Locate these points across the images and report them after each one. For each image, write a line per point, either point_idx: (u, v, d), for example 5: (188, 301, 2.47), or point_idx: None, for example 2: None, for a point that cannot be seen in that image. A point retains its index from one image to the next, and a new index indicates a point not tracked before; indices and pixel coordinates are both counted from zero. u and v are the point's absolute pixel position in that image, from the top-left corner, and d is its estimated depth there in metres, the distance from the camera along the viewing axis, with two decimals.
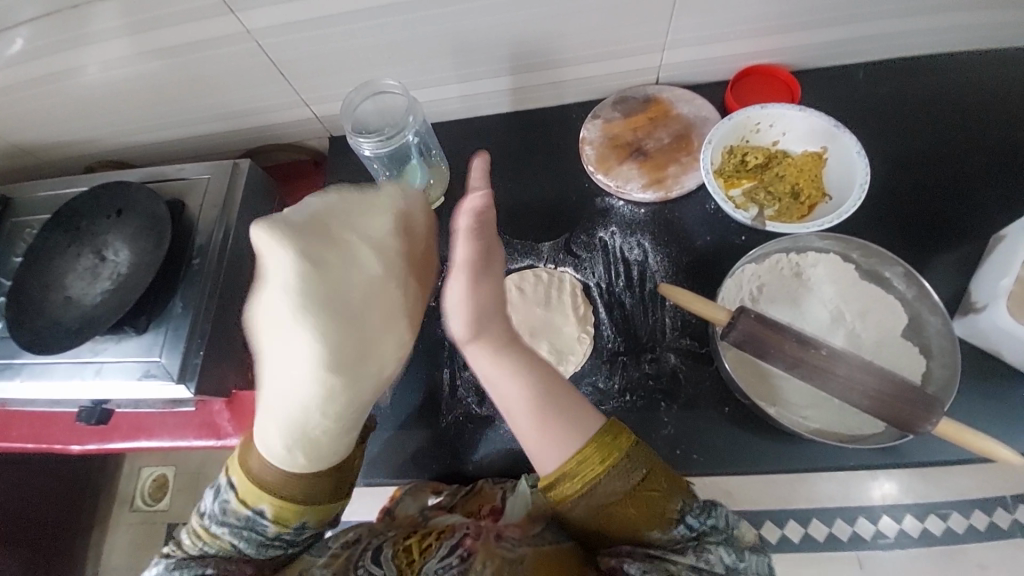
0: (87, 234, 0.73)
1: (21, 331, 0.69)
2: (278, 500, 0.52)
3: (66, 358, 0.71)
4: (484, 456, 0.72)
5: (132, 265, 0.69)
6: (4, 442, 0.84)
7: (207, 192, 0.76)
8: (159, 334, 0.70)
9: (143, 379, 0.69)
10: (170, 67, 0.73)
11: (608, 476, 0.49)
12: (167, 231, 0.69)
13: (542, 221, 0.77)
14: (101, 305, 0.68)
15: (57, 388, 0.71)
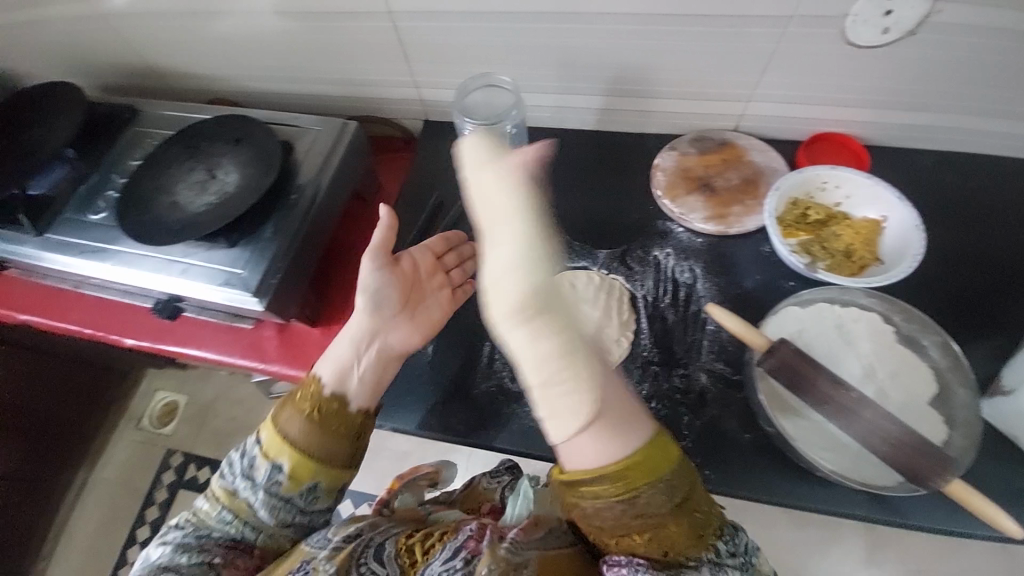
0: (204, 153, 0.82)
1: (128, 221, 0.77)
2: (297, 455, 0.62)
3: (159, 253, 0.78)
4: (504, 447, 0.69)
5: (240, 186, 0.77)
6: (66, 324, 0.91)
7: (315, 141, 0.84)
8: (245, 250, 0.76)
9: (223, 286, 0.75)
10: (311, 29, 0.83)
11: (652, 487, 0.47)
12: (277, 163, 0.77)
13: (603, 230, 0.82)
14: (204, 213, 0.75)
15: (142, 277, 0.77)
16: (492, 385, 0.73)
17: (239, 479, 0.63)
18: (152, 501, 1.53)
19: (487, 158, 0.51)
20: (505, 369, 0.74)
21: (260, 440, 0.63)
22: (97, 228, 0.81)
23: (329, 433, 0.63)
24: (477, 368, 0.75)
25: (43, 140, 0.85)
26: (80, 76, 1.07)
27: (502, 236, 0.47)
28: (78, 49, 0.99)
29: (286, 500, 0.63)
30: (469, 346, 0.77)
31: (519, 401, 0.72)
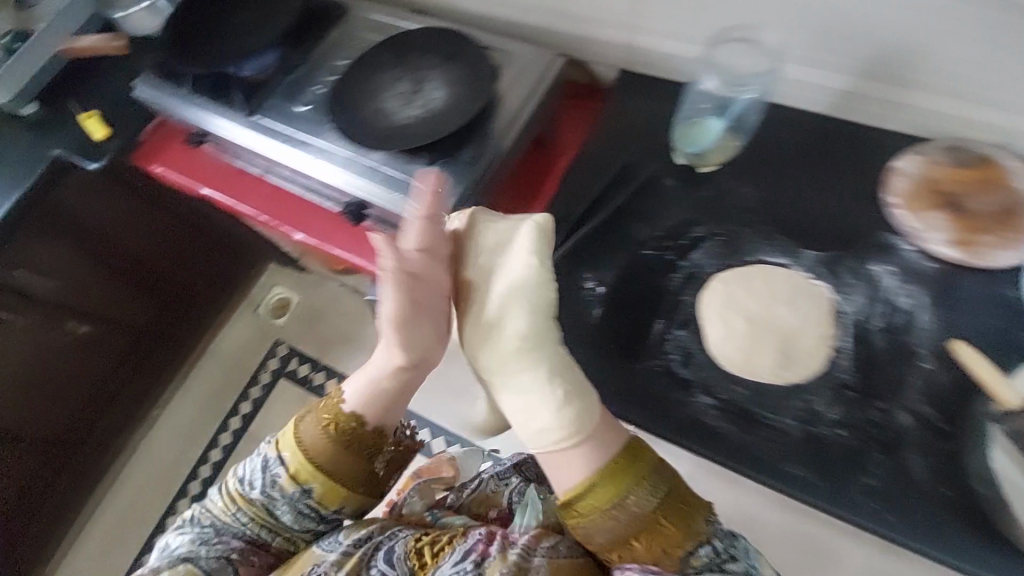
0: (414, 63, 0.81)
1: (340, 117, 0.78)
2: (323, 482, 0.61)
3: (359, 155, 0.77)
4: (668, 436, 0.63)
5: (449, 103, 0.75)
6: (244, 204, 0.94)
7: (523, 72, 0.80)
8: (443, 168, 0.74)
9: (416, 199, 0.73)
10: None
11: (640, 489, 0.50)
12: (490, 88, 0.75)
13: (812, 229, 0.72)
14: (411, 124, 0.75)
15: (337, 175, 0.78)
16: (660, 365, 0.67)
17: (255, 491, 0.62)
18: (258, 381, 1.70)
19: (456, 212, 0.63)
20: (676, 354, 0.67)
21: (286, 464, 0.61)
22: (303, 117, 0.83)
23: (334, 438, 0.60)
24: (644, 345, 0.69)
25: (263, 23, 0.90)
26: None
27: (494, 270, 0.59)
28: None
29: (308, 510, 0.62)
30: (640, 318, 0.70)
31: (687, 389, 0.65)
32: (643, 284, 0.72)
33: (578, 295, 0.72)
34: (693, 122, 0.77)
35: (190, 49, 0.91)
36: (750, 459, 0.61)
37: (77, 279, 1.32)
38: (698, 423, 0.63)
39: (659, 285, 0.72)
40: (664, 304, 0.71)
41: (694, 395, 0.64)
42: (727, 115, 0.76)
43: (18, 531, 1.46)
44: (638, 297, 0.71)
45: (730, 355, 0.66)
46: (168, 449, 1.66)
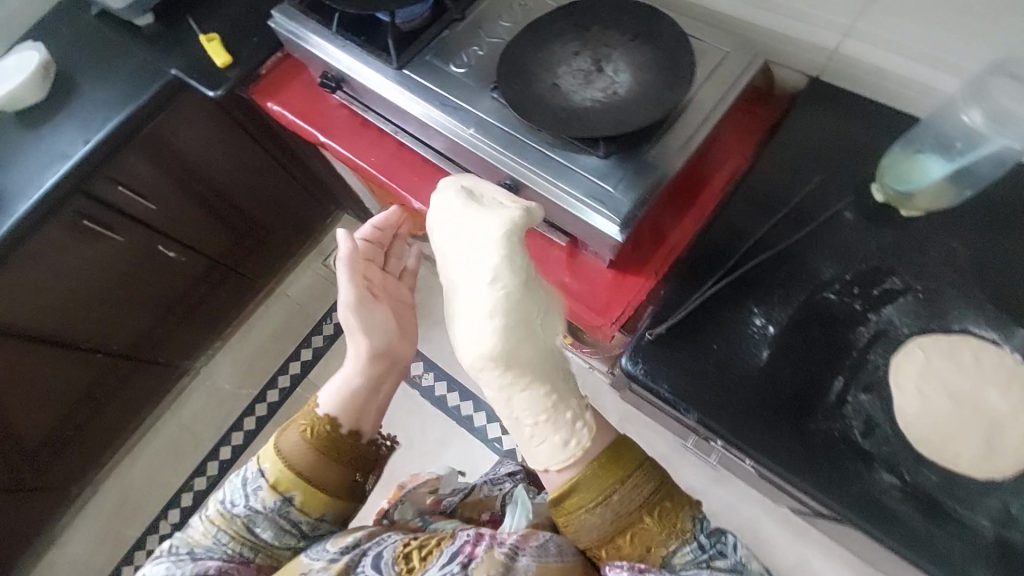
0: (595, 39, 0.71)
1: (507, 89, 0.69)
2: (303, 488, 0.65)
3: (524, 136, 0.69)
4: (840, 508, 0.58)
5: (639, 91, 0.66)
6: (365, 163, 0.92)
7: (722, 65, 0.69)
8: (619, 168, 0.64)
9: (585, 199, 0.64)
10: None
11: (620, 485, 0.51)
12: (688, 80, 0.65)
13: None
14: (591, 111, 0.66)
15: (497, 155, 0.70)
16: (837, 430, 0.60)
17: (240, 507, 0.65)
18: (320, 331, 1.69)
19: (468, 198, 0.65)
20: (856, 420, 0.61)
21: (268, 473, 0.65)
22: (457, 82, 0.76)
23: (329, 457, 0.66)
24: (820, 402, 0.61)
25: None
26: None
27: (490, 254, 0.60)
28: None
29: (294, 523, 0.65)
30: (815, 371, 0.62)
31: (868, 463, 0.59)
32: (823, 331, 0.64)
33: (752, 332, 0.65)
34: (904, 156, 0.68)
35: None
36: (931, 553, 0.56)
37: (170, 206, 1.30)
38: (873, 500, 0.58)
39: (844, 337, 0.63)
40: (850, 359, 0.62)
41: (875, 471, 0.59)
42: (960, 157, 0.65)
43: (83, 435, 1.51)
44: (819, 344, 0.63)
45: (919, 431, 0.60)
46: (226, 381, 1.68)
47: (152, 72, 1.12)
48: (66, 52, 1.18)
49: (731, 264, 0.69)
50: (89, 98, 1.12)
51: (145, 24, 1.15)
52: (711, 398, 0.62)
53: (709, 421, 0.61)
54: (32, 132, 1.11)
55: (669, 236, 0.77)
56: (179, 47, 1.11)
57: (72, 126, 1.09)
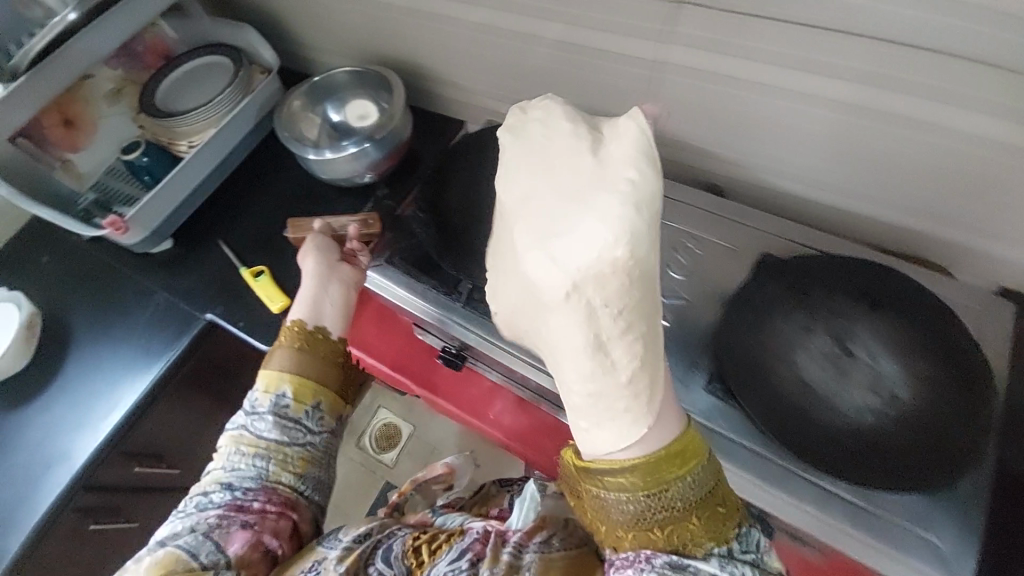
0: (827, 308, 0.56)
1: (752, 404, 0.54)
2: (296, 378, 0.63)
3: (782, 460, 0.54)
4: None
5: (927, 392, 0.51)
6: (484, 428, 0.81)
7: (986, 329, 0.61)
8: (938, 507, 0.51)
9: (908, 560, 0.49)
10: (983, 160, 0.59)
11: (681, 480, 0.42)
12: (986, 374, 0.52)
13: None
14: (875, 429, 0.51)
15: (748, 485, 0.54)
16: None
17: (250, 422, 0.61)
18: None
19: (573, 120, 0.47)
20: None
21: (260, 383, 0.63)
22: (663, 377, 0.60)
23: (322, 358, 0.65)
24: None
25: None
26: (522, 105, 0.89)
27: (598, 206, 0.43)
28: (564, 80, 0.80)
29: (296, 420, 0.62)
30: None
31: None
32: None
33: None
34: None
35: (474, 247, 0.71)
36: None
37: (196, 462, 1.04)
38: None
39: None
40: None
41: None
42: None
43: None
44: None
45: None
46: None
47: (169, 318, 0.88)
48: (48, 292, 0.92)
49: None
50: (86, 363, 0.86)
51: (161, 251, 0.92)
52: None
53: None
54: (10, 421, 0.83)
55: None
56: (209, 280, 0.90)
57: (70, 411, 0.83)
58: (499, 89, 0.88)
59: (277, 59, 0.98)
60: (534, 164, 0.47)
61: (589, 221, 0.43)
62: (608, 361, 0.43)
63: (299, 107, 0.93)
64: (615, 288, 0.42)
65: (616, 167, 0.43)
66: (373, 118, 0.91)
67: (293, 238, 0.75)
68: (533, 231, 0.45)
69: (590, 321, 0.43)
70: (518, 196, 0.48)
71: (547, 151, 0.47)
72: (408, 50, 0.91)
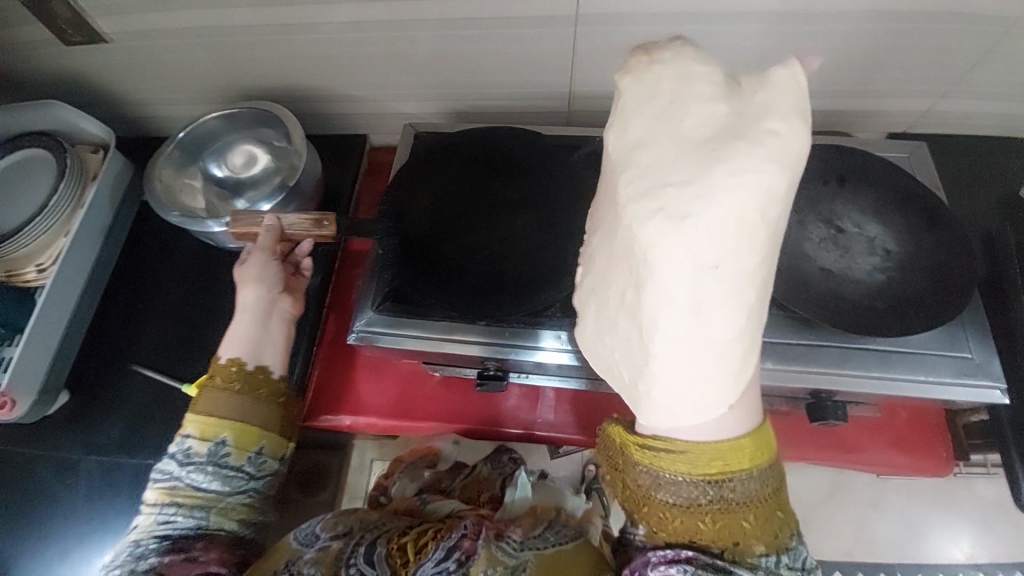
0: (808, 199, 0.63)
1: (797, 304, 0.58)
2: (237, 426, 0.56)
3: (834, 341, 0.59)
4: None
5: (909, 238, 0.60)
6: (527, 434, 0.75)
7: (918, 167, 0.69)
8: (955, 327, 0.59)
9: (955, 378, 0.57)
10: (863, 33, 0.66)
11: (744, 475, 0.44)
12: (943, 206, 0.61)
13: None
14: (890, 284, 0.58)
15: (819, 376, 0.59)
16: None
17: (178, 471, 0.53)
18: None
19: (706, 60, 0.42)
20: None
21: (191, 429, 0.55)
22: None
23: (265, 401, 0.58)
24: None
25: (555, 202, 0.66)
26: (435, 95, 0.81)
27: (737, 158, 0.39)
28: (477, 56, 0.74)
29: (236, 469, 0.55)
30: None
31: None
32: None
33: None
34: None
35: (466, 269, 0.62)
36: None
37: None
38: None
39: None
40: None
41: None
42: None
43: None
44: None
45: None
46: None
47: (107, 483, 0.70)
48: None
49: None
50: None
51: (60, 408, 0.72)
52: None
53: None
54: None
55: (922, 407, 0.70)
56: (148, 420, 0.72)
57: None
58: (404, 86, 0.79)
59: (112, 130, 0.78)
60: (659, 104, 0.42)
61: (720, 174, 0.39)
62: (705, 327, 0.42)
63: (172, 176, 0.76)
64: (729, 251, 0.40)
65: (762, 119, 0.40)
66: (266, 162, 0.77)
67: (236, 232, 0.66)
68: (644, 181, 0.41)
69: (698, 286, 0.41)
70: (629, 140, 0.43)
71: (674, 88, 0.42)
72: (281, 71, 0.78)
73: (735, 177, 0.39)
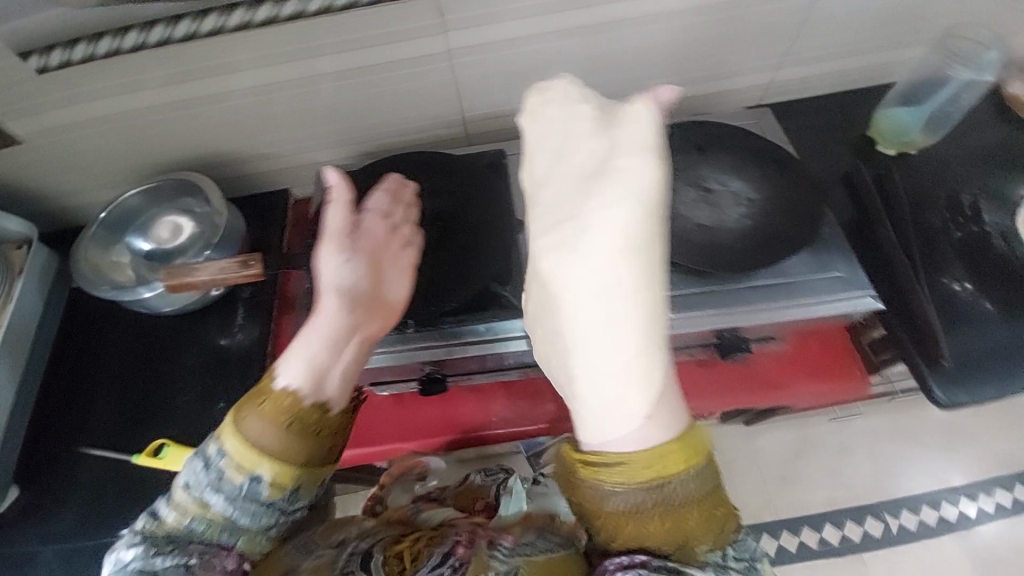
0: (675, 170, 0.71)
1: (682, 260, 0.65)
2: (280, 463, 0.52)
3: (726, 287, 0.66)
4: None
5: (766, 185, 0.68)
6: (482, 433, 0.78)
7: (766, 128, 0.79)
8: (824, 250, 0.66)
9: (834, 293, 0.64)
10: (691, 25, 0.78)
11: (681, 478, 0.45)
12: (787, 154, 0.70)
13: (999, 161, 0.86)
14: (757, 226, 0.66)
15: (719, 318, 0.65)
16: None
17: (207, 492, 0.51)
18: None
19: (586, 103, 0.49)
20: None
21: (227, 451, 0.52)
22: None
23: (306, 438, 0.53)
24: None
25: (463, 215, 0.73)
26: (344, 141, 0.88)
27: (612, 180, 0.43)
28: (372, 100, 0.82)
29: (269, 504, 0.53)
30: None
31: None
32: (989, 257, 0.78)
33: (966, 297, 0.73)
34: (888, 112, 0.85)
35: None
36: None
37: None
38: None
39: (1001, 246, 0.79)
40: None
41: None
42: (926, 107, 0.82)
43: None
44: (1003, 260, 0.78)
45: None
46: None
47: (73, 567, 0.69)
48: None
49: (935, 329, 0.68)
50: None
51: (9, 504, 0.72)
52: (990, 380, 0.68)
53: (1009, 394, 0.69)
54: None
55: (819, 330, 0.78)
56: (100, 500, 0.72)
57: None
58: (312, 137, 0.86)
59: (34, 224, 0.81)
60: (552, 146, 0.49)
61: (600, 200, 0.43)
62: (615, 340, 0.44)
63: (98, 253, 0.80)
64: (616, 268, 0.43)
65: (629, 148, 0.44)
66: (190, 228, 0.81)
67: (170, 284, 0.67)
68: (547, 215, 0.46)
69: (598, 300, 0.43)
70: (535, 180, 0.49)
71: (562, 132, 0.49)
72: (193, 144, 0.84)
73: (612, 202, 0.43)
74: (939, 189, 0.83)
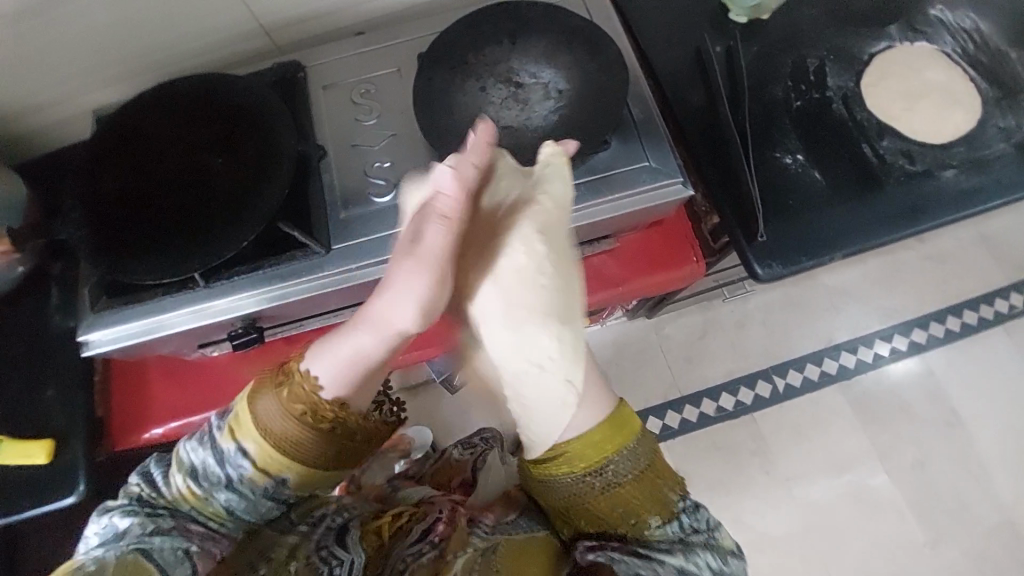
0: (482, 65, 0.64)
1: None
2: (298, 467, 0.42)
3: None
4: (949, 220, 0.72)
5: (576, 74, 0.63)
6: None
7: (593, 8, 0.72)
8: (637, 139, 0.64)
9: (644, 184, 0.63)
10: None
11: (615, 458, 0.46)
12: (601, 34, 0.64)
13: (852, 16, 0.81)
14: (566, 121, 0.62)
15: None
16: (902, 175, 0.73)
17: (218, 488, 0.42)
18: None
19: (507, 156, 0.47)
20: (900, 159, 0.75)
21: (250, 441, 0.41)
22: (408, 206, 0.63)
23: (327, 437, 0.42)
24: (874, 171, 0.74)
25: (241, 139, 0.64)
26: (130, 76, 0.75)
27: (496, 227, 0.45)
28: (134, 18, 0.67)
29: (277, 505, 0.43)
30: (852, 156, 0.75)
31: (931, 177, 0.74)
32: (830, 125, 0.76)
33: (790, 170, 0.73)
34: None
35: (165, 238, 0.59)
36: (1005, 182, 0.73)
37: None
38: (961, 193, 0.73)
39: (842, 112, 0.77)
40: (870, 125, 0.76)
41: (939, 178, 0.74)
42: None
43: None
44: (844, 127, 0.76)
45: (897, 114, 0.77)
46: None
47: None
48: None
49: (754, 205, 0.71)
50: None
51: None
52: (801, 248, 0.70)
53: (829, 259, 0.71)
54: None
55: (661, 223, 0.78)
56: None
57: None
58: (80, 72, 0.72)
59: None
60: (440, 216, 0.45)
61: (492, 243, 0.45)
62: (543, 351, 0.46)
63: None
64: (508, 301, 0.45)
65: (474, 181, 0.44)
66: None
67: None
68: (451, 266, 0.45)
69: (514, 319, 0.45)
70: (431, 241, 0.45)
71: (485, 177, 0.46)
72: None
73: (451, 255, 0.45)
74: (787, 57, 0.79)
